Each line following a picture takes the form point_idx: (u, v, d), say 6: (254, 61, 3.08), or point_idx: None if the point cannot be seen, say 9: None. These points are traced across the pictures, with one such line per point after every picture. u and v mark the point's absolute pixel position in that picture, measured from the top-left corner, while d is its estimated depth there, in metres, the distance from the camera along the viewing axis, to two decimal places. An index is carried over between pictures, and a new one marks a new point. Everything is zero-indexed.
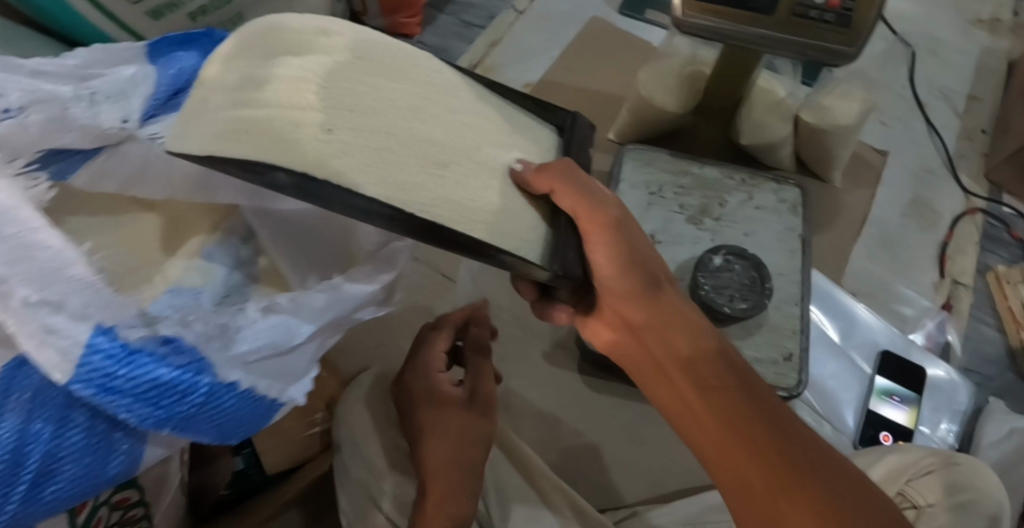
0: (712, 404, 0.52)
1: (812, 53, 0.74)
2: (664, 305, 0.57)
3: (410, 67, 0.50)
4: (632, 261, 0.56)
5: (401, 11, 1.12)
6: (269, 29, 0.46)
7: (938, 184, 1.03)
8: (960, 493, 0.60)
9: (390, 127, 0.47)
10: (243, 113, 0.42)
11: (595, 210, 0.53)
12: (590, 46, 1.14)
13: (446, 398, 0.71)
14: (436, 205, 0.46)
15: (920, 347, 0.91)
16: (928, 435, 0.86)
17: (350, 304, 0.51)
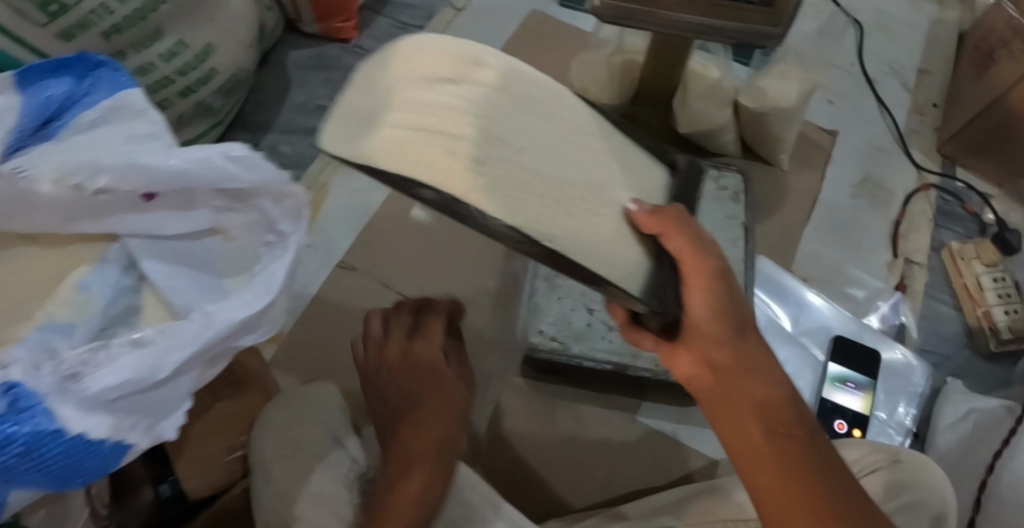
0: (778, 450, 0.50)
1: (741, 34, 0.77)
2: (751, 350, 0.55)
3: (551, 104, 0.49)
4: (729, 306, 0.55)
5: (336, 15, 1.08)
6: (426, 52, 0.46)
7: (891, 161, 1.02)
8: (905, 492, 0.62)
9: (534, 160, 0.45)
10: (407, 133, 0.42)
11: (701, 258, 0.53)
12: (527, 40, 1.11)
13: (434, 393, 0.66)
14: (568, 238, 0.45)
15: (872, 330, 0.91)
16: (885, 421, 0.87)
17: (230, 329, 0.47)
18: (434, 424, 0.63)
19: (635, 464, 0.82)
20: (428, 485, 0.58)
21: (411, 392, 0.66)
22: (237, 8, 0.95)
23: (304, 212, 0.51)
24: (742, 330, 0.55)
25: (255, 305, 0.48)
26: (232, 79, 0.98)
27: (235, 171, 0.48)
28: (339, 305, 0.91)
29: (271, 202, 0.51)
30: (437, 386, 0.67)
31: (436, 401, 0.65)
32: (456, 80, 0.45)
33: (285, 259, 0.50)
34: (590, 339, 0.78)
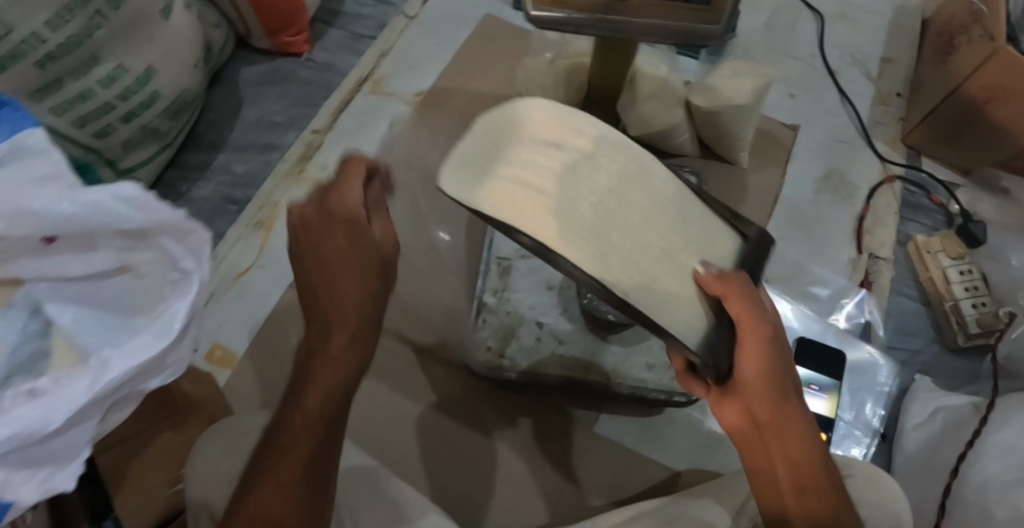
0: (808, 512, 0.51)
1: (679, 33, 0.74)
2: (797, 417, 0.53)
3: (647, 170, 0.51)
4: (781, 373, 0.52)
5: (285, 29, 1.06)
6: (536, 117, 0.51)
7: (854, 155, 1.00)
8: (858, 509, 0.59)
9: (618, 217, 0.48)
10: (511, 185, 0.47)
11: (763, 325, 0.49)
12: (480, 45, 1.09)
13: (346, 256, 0.51)
14: (635, 285, 0.47)
15: (836, 329, 0.88)
16: (851, 422, 0.85)
17: (128, 373, 0.47)
18: (339, 295, 0.51)
19: (593, 479, 0.80)
20: (328, 408, 0.52)
21: (318, 253, 0.52)
22: (180, 29, 0.93)
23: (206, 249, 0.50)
24: (789, 396, 0.53)
25: (153, 349, 0.47)
26: (178, 102, 0.97)
27: (131, 214, 0.47)
28: (293, 326, 0.90)
29: (173, 241, 0.50)
30: (351, 246, 0.51)
31: (341, 270, 0.51)
32: (562, 144, 0.49)
33: (186, 298, 0.49)
34: (540, 356, 0.77)
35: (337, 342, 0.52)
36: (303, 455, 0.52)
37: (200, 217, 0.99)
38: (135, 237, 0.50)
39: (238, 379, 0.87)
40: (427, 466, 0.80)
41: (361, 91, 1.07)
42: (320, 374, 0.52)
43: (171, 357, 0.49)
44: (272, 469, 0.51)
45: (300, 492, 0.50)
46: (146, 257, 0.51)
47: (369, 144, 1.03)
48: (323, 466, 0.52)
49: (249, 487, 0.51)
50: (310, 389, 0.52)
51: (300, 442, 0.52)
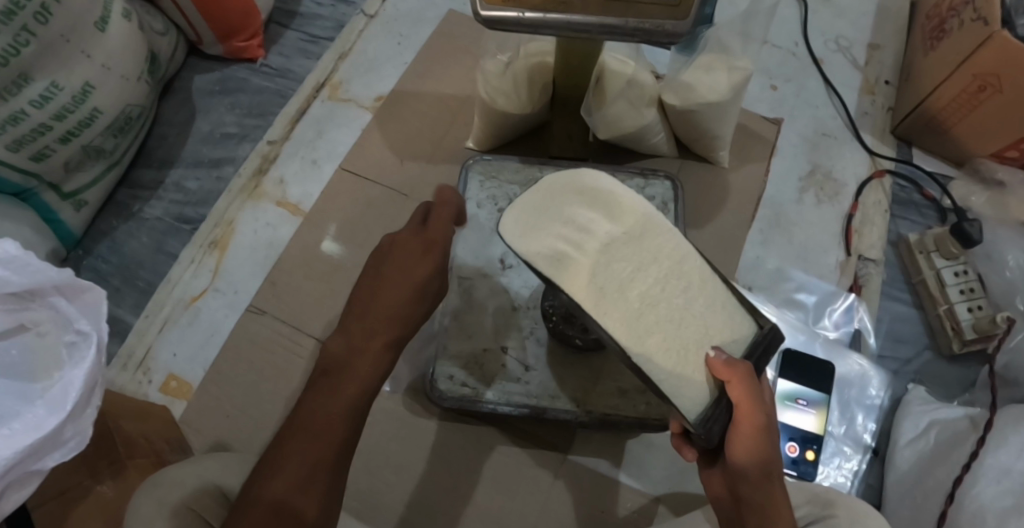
0: None
1: (643, 31, 0.63)
2: (781, 499, 0.53)
3: (687, 257, 0.51)
4: (769, 454, 0.52)
5: (237, 34, 1.00)
6: (588, 188, 0.52)
7: (838, 150, 0.95)
8: None
9: (650, 294, 0.49)
10: (555, 247, 0.50)
11: (758, 408, 0.49)
12: (444, 44, 1.03)
13: (426, 280, 0.57)
14: (661, 357, 0.48)
15: (824, 339, 0.83)
16: (840, 438, 0.80)
17: (21, 454, 0.51)
18: (404, 302, 0.55)
19: (564, 508, 0.76)
20: (366, 398, 0.53)
21: (400, 270, 0.57)
22: (119, 38, 0.86)
23: (100, 306, 0.58)
24: (773, 478, 0.53)
25: (46, 423, 0.52)
26: (121, 118, 0.91)
27: (11, 276, 0.54)
28: (248, 354, 0.86)
29: (65, 300, 0.57)
30: (432, 273, 0.58)
31: (414, 288, 0.56)
32: (616, 214, 0.51)
33: (82, 366, 0.55)
34: (505, 383, 0.74)
35: (384, 341, 0.54)
36: (334, 438, 0.51)
37: (151, 238, 0.94)
38: (27, 297, 0.56)
39: (194, 411, 0.83)
40: (389, 500, 0.76)
41: (319, 97, 1.01)
42: (365, 363, 0.53)
43: (70, 430, 0.54)
44: (304, 448, 0.50)
45: (326, 475, 0.50)
46: (41, 317, 0.56)
47: (327, 154, 0.97)
48: (350, 453, 0.52)
49: (278, 464, 0.49)
50: (353, 375, 0.52)
51: (331, 424, 0.51)
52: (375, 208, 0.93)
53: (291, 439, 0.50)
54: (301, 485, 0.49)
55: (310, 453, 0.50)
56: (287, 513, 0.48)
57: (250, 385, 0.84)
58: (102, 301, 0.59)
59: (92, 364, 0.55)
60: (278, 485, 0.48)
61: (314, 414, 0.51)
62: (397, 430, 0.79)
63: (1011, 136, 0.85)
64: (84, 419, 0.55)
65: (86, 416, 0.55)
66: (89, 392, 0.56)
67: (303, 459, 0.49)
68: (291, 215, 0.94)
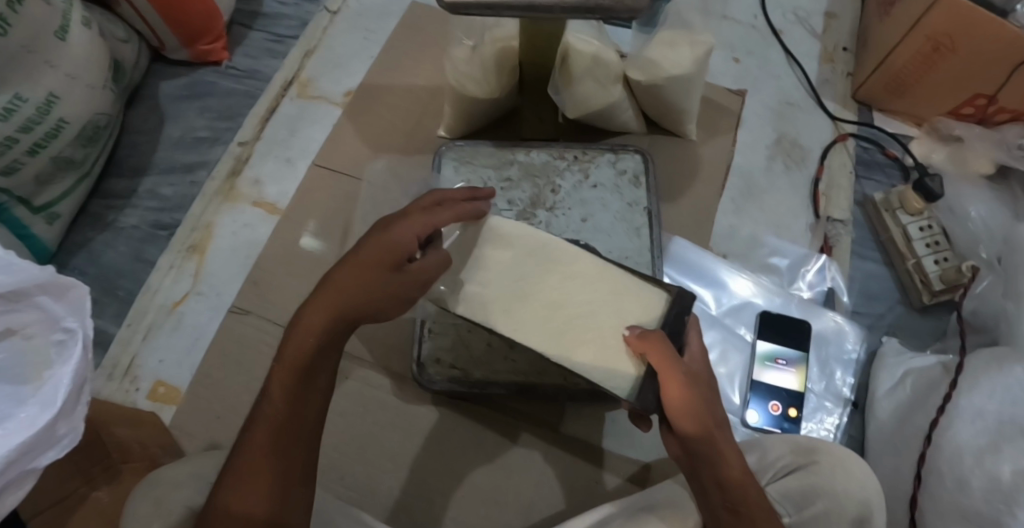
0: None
1: (604, 8, 0.64)
2: (726, 447, 0.55)
3: (576, 261, 0.60)
4: (704, 407, 0.55)
5: (201, 37, 1.00)
6: (481, 230, 0.62)
7: (802, 117, 0.97)
8: (815, 501, 0.59)
9: (558, 306, 0.59)
10: (473, 288, 0.60)
11: (674, 371, 0.54)
12: (410, 36, 1.04)
13: (372, 255, 0.56)
14: (585, 354, 0.57)
15: (800, 300, 0.86)
16: (821, 393, 0.82)
17: (16, 451, 0.51)
18: (339, 280, 0.55)
19: (560, 479, 0.78)
20: (292, 384, 0.53)
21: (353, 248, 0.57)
22: (81, 46, 0.86)
23: (85, 303, 0.58)
24: (716, 428, 0.55)
25: (38, 420, 0.52)
26: (89, 127, 0.90)
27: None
28: (236, 355, 0.86)
29: (50, 299, 0.57)
30: (382, 249, 0.56)
31: (355, 262, 0.55)
32: (509, 244, 0.61)
33: (70, 363, 0.55)
34: (492, 362, 0.75)
35: (313, 318, 0.54)
36: (268, 429, 0.52)
37: (129, 247, 0.93)
38: (11, 298, 0.55)
39: (184, 416, 0.83)
40: (387, 487, 0.77)
41: (287, 96, 1.01)
42: (294, 348, 0.54)
43: (63, 427, 0.54)
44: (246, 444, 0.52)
45: (262, 467, 0.51)
46: (28, 318, 0.56)
47: (300, 152, 0.98)
48: (289, 444, 0.52)
49: (230, 464, 0.52)
50: (281, 360, 0.54)
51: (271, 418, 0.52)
52: (352, 203, 0.93)
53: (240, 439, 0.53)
54: (244, 479, 0.51)
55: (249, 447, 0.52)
56: (237, 509, 0.50)
57: (240, 385, 0.84)
58: (87, 297, 0.58)
59: (80, 361, 0.56)
60: (228, 483, 0.51)
61: (256, 409, 0.54)
62: (390, 419, 0.80)
63: (967, 92, 0.88)
64: (76, 416, 0.55)
65: (77, 413, 0.56)
66: (79, 388, 0.56)
67: (243, 455, 0.52)
68: (268, 215, 0.94)
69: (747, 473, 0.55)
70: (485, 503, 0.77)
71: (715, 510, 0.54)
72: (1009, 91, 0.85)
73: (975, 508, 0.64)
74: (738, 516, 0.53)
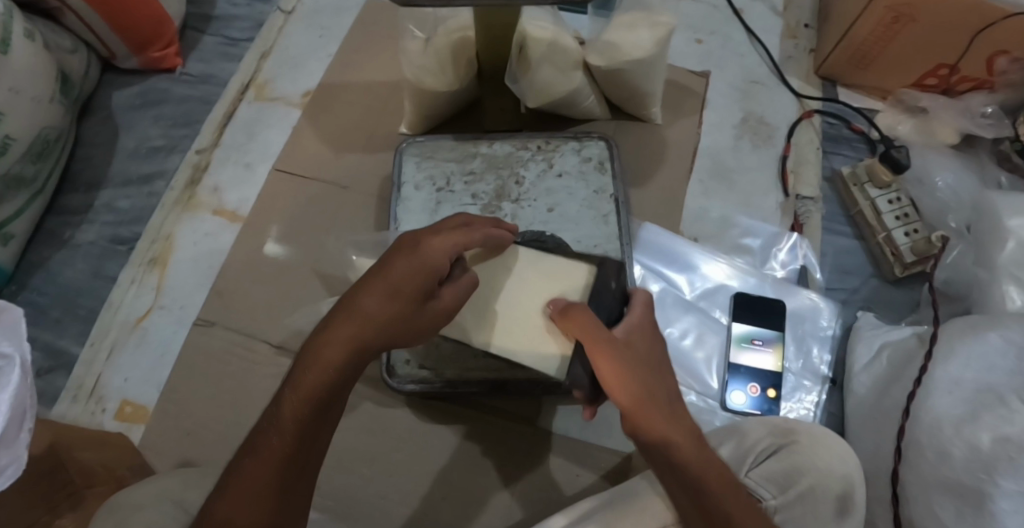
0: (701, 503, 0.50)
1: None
2: (673, 420, 0.52)
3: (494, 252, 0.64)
4: (639, 380, 0.53)
5: (152, 44, 0.97)
6: None
7: (767, 95, 0.97)
8: (797, 481, 0.58)
9: (485, 299, 0.62)
10: None
11: (598, 338, 0.55)
12: (367, 32, 1.01)
13: (406, 284, 0.52)
14: (518, 342, 0.61)
15: (773, 279, 0.85)
16: (798, 372, 0.82)
17: None
18: (371, 309, 0.51)
19: (541, 476, 0.77)
20: (308, 417, 0.49)
21: (379, 269, 0.53)
22: (24, 59, 0.83)
23: (19, 322, 0.47)
24: (660, 401, 0.53)
25: None
26: (39, 142, 0.87)
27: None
28: (204, 369, 0.84)
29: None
30: (420, 276, 0.52)
31: (388, 285, 0.52)
32: None
33: (8, 390, 0.46)
34: (461, 360, 0.74)
35: (342, 349, 0.50)
36: (275, 465, 0.48)
37: (87, 264, 0.91)
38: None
39: (154, 435, 0.80)
40: (365, 494, 0.76)
41: (245, 101, 0.99)
42: (314, 376, 0.49)
43: (2, 461, 0.45)
44: (243, 483, 0.47)
45: (267, 507, 0.47)
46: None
47: (260, 156, 0.95)
48: (297, 482, 0.48)
49: (225, 489, 0.47)
50: (297, 388, 0.49)
51: (278, 443, 0.48)
52: (315, 204, 0.91)
53: (239, 462, 0.48)
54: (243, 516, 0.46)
55: (252, 485, 0.47)
56: None
57: (210, 398, 0.82)
58: (18, 312, 0.48)
59: (18, 387, 0.46)
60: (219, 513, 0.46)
61: (259, 431, 0.49)
62: (365, 424, 0.79)
63: (930, 63, 0.88)
64: (16, 449, 0.46)
65: (19, 443, 0.47)
66: (19, 417, 0.46)
67: (243, 488, 0.47)
68: (229, 223, 0.92)
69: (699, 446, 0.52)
70: (465, 502, 0.76)
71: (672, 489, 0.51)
72: (971, 59, 0.85)
73: (955, 478, 0.63)
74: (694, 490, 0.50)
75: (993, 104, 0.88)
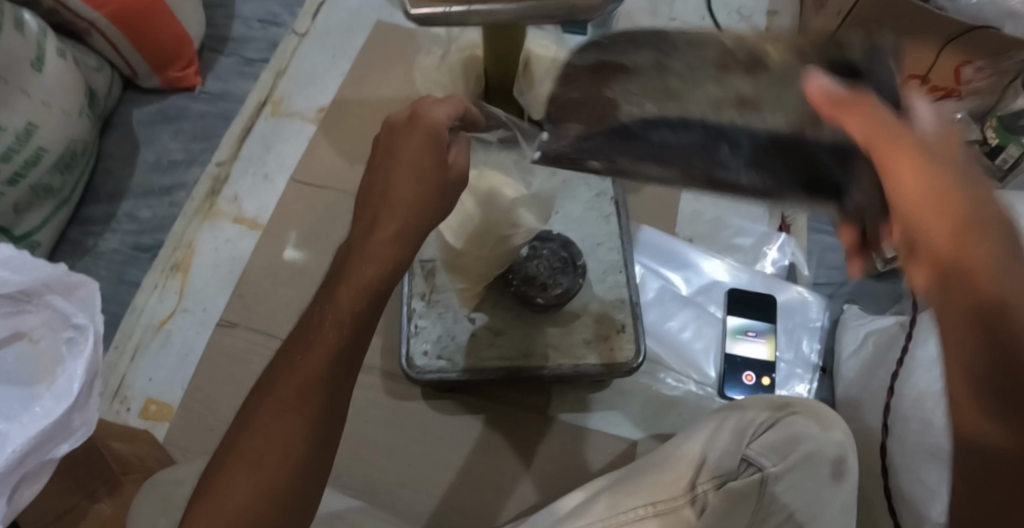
0: (962, 317, 0.40)
1: (562, 12, 0.62)
2: (1001, 277, 0.40)
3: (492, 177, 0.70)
4: (928, 181, 0.43)
5: (172, 63, 1.02)
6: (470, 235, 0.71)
7: None
8: (799, 445, 0.63)
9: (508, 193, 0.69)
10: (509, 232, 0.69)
11: (898, 130, 0.44)
12: (377, 53, 1.08)
13: (418, 163, 0.56)
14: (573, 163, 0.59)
15: (764, 275, 0.91)
16: (790, 361, 0.87)
17: (35, 441, 0.52)
18: (403, 191, 0.55)
19: (555, 462, 0.82)
20: (362, 305, 0.53)
21: (392, 158, 0.57)
22: (57, 75, 0.88)
23: (94, 299, 0.58)
24: (992, 250, 0.41)
25: (55, 410, 0.53)
26: (67, 154, 0.91)
27: (10, 275, 0.54)
28: (226, 367, 0.87)
29: (61, 298, 0.57)
30: (431, 150, 0.57)
31: (411, 169, 0.56)
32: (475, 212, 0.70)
33: (82, 355, 0.56)
34: (477, 350, 0.78)
35: (391, 238, 0.54)
36: (328, 352, 0.51)
37: (110, 270, 0.94)
38: (22, 299, 0.56)
39: (179, 431, 0.84)
40: (385, 481, 0.80)
41: (263, 116, 1.04)
42: (344, 305, 0.52)
43: (77, 418, 0.55)
44: (270, 410, 0.50)
45: (324, 392, 0.50)
46: (36, 320, 0.56)
47: (277, 167, 1.00)
48: (345, 375, 0.52)
49: (277, 381, 0.51)
50: (329, 322, 0.52)
51: (325, 335, 0.52)
52: (330, 213, 0.97)
53: (292, 358, 0.52)
54: (290, 410, 0.49)
55: (305, 375, 0.50)
56: (279, 442, 0.49)
57: (233, 395, 0.86)
58: (96, 294, 0.59)
59: (92, 355, 0.56)
60: (272, 410, 0.49)
61: (311, 325, 0.53)
62: (383, 417, 0.83)
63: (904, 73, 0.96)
64: (88, 407, 0.56)
65: (90, 405, 0.57)
66: (91, 380, 0.57)
67: (295, 382, 0.50)
68: (249, 229, 0.96)
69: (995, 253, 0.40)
70: (479, 488, 0.80)
71: (938, 288, 0.42)
72: (941, 67, 0.92)
73: (938, 445, 0.68)
74: (955, 288, 0.41)
75: (962, 110, 0.95)
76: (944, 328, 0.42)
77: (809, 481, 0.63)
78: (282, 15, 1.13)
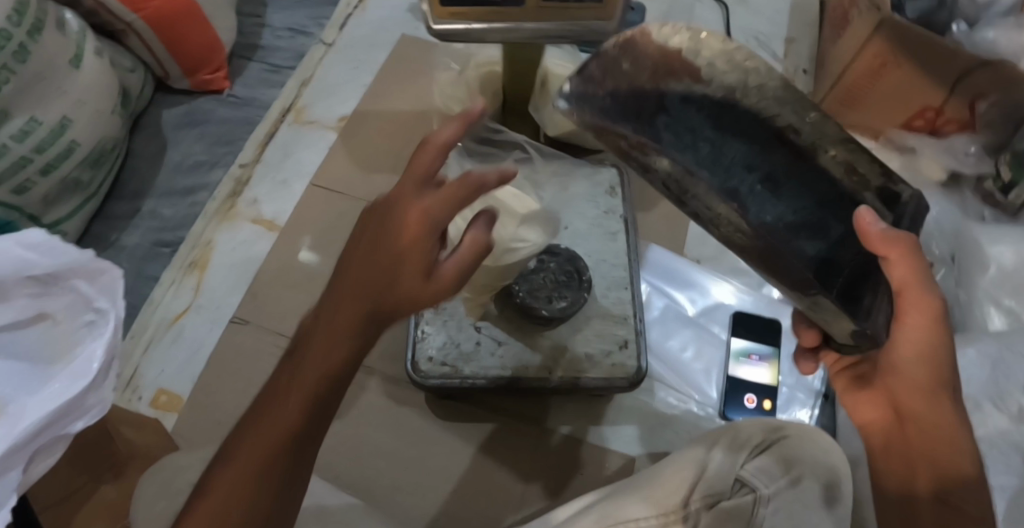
0: (925, 438, 0.56)
1: (574, 33, 0.64)
2: (953, 429, 0.55)
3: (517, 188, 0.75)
4: (931, 349, 0.56)
5: (202, 68, 1.06)
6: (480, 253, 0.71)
7: None
8: (792, 468, 0.59)
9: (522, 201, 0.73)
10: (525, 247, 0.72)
11: (925, 292, 0.54)
12: (399, 66, 1.11)
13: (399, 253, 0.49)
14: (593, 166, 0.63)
15: (770, 300, 0.92)
16: (792, 386, 0.87)
17: (50, 417, 0.54)
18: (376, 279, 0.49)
19: (551, 474, 0.82)
20: (327, 385, 0.49)
21: (376, 238, 0.50)
22: (94, 74, 0.92)
23: (117, 286, 0.59)
24: (950, 406, 0.56)
25: (70, 391, 0.55)
26: (97, 150, 0.95)
27: (37, 259, 0.55)
28: (235, 363, 0.89)
29: (84, 283, 0.58)
30: (417, 241, 0.49)
31: (387, 260, 0.49)
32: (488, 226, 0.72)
33: (101, 338, 0.58)
34: (480, 359, 0.79)
35: (353, 324, 0.49)
36: (287, 427, 0.49)
37: (131, 264, 0.97)
38: (49, 282, 0.57)
39: (185, 422, 0.85)
40: (383, 484, 0.81)
41: (285, 122, 1.07)
42: (308, 377, 0.49)
43: (92, 397, 0.57)
44: (229, 477, 0.48)
45: (279, 467, 0.48)
46: (60, 303, 0.58)
47: (297, 173, 1.03)
48: (305, 445, 0.50)
49: (239, 446, 0.49)
50: (292, 393, 0.49)
51: (287, 405, 0.49)
52: (344, 218, 0.99)
53: (254, 422, 0.50)
54: (245, 481, 0.48)
55: (263, 445, 0.49)
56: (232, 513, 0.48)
57: (241, 390, 0.87)
58: (120, 281, 0.59)
59: (110, 339, 0.58)
60: (229, 477, 0.48)
61: (276, 391, 0.50)
62: (385, 421, 0.84)
63: (915, 106, 0.96)
64: (104, 388, 0.58)
65: (107, 385, 0.58)
66: (109, 362, 0.58)
67: (254, 451, 0.49)
68: (266, 231, 0.99)
69: (952, 413, 0.56)
70: (476, 495, 0.81)
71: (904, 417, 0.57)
72: (954, 100, 0.92)
73: None
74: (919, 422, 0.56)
75: (976, 143, 0.94)
76: (898, 445, 0.58)
77: (807, 506, 0.57)
78: (309, 26, 1.16)
